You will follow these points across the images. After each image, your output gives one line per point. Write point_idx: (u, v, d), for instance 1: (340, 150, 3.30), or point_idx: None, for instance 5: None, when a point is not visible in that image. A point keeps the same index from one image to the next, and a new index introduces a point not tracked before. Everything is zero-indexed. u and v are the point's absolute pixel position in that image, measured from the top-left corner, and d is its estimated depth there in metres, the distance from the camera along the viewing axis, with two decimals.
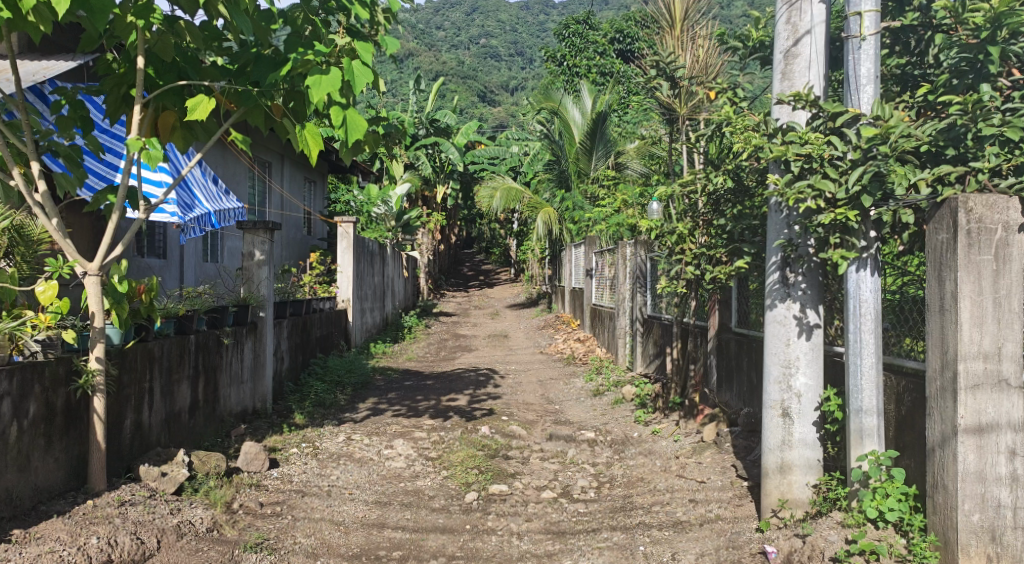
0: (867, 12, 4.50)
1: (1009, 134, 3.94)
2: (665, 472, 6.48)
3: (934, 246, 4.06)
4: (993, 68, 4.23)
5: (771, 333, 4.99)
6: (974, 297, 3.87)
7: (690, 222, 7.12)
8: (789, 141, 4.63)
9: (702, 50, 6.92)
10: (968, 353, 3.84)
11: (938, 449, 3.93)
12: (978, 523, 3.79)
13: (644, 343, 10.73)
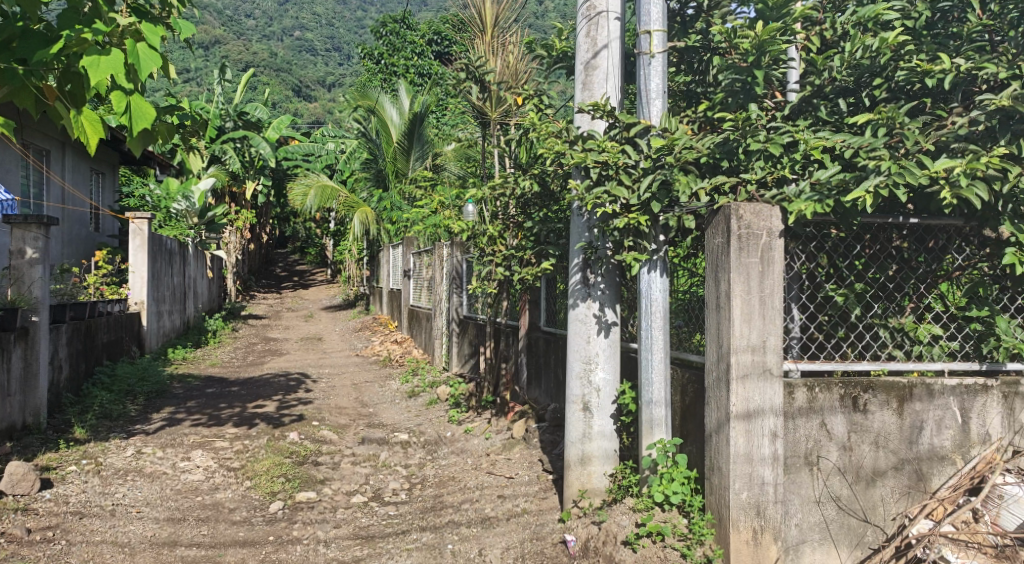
0: (655, 32, 4.83)
1: (772, 149, 4.42)
2: (475, 470, 6.59)
3: (712, 249, 4.45)
4: (759, 89, 4.69)
5: (574, 331, 5.23)
6: (744, 296, 4.27)
7: (500, 224, 7.28)
8: (587, 149, 4.86)
9: (512, 56, 7.08)
10: (738, 346, 4.24)
11: (715, 434, 4.32)
12: (745, 499, 4.19)
13: (460, 343, 10.84)
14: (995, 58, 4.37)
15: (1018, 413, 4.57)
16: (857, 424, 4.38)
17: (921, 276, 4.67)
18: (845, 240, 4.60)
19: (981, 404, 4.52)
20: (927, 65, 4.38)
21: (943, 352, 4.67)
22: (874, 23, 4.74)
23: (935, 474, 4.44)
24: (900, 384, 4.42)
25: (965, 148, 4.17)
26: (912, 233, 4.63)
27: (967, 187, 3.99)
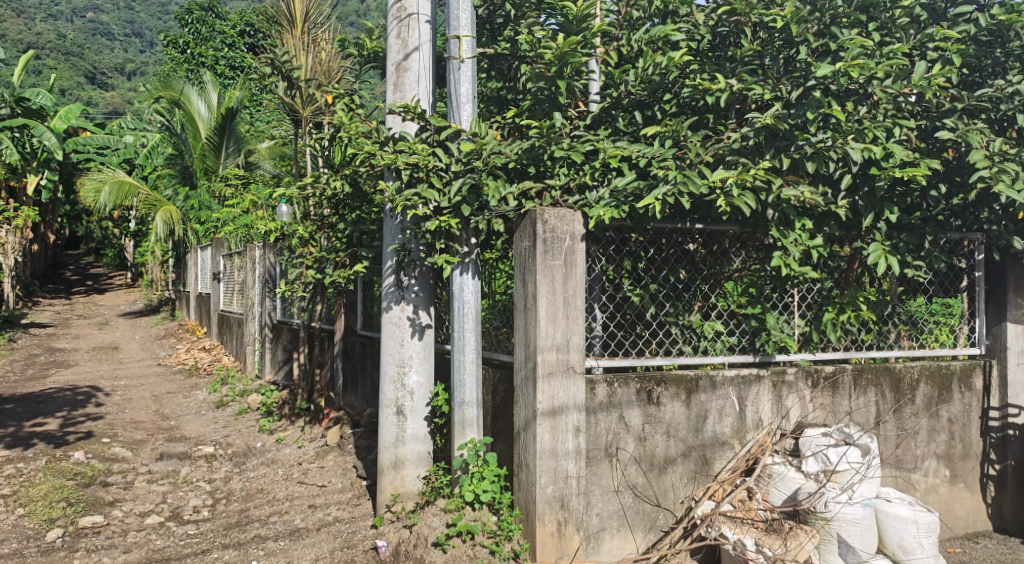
0: (464, 37, 4.90)
1: (574, 156, 4.65)
2: (285, 481, 6.36)
3: (520, 252, 4.58)
4: (562, 98, 4.88)
5: (387, 334, 5.18)
6: (549, 296, 4.43)
7: (312, 225, 7.08)
8: (398, 150, 4.81)
9: (324, 53, 6.93)
10: (544, 345, 4.40)
11: (523, 432, 4.45)
12: (550, 493, 4.35)
13: (274, 349, 10.43)
14: (763, 81, 4.83)
15: (785, 399, 5.09)
16: (650, 416, 4.67)
17: (705, 277, 5.07)
18: (640, 243, 4.90)
19: (755, 392, 4.98)
20: (707, 84, 4.76)
21: (725, 346, 5.10)
22: (664, 42, 5.10)
23: (717, 458, 4.83)
24: (688, 377, 4.78)
25: (737, 160, 4.57)
26: (698, 237, 5.01)
27: (738, 197, 4.39)
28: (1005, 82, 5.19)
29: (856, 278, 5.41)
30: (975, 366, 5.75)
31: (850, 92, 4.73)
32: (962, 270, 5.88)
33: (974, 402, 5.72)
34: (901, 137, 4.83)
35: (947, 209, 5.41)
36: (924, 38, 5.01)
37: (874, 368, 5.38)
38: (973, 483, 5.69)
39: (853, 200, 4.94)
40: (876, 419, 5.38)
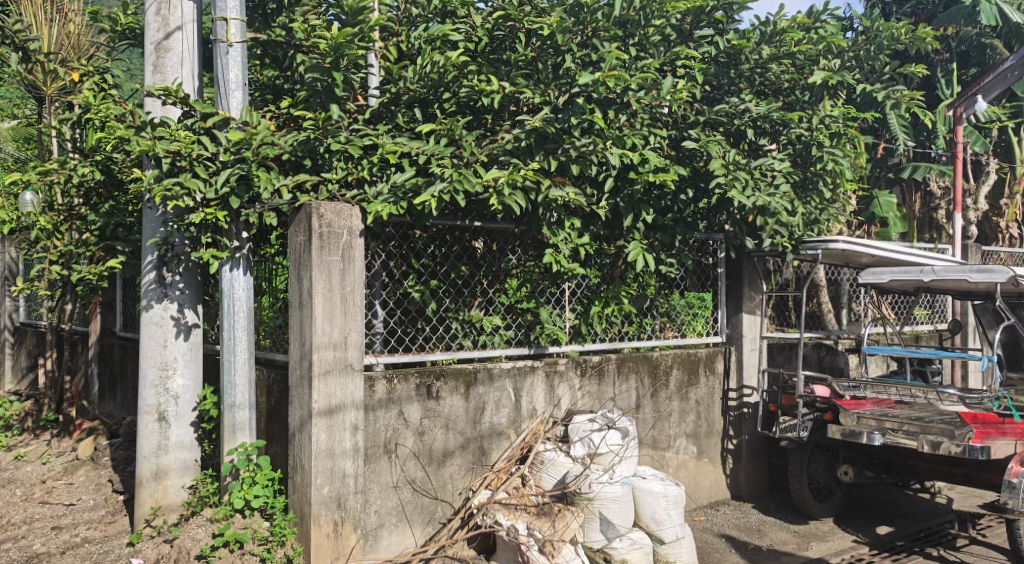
0: (233, 19, 4.62)
1: (352, 151, 4.57)
2: (22, 502, 5.68)
3: (294, 247, 4.44)
4: (338, 91, 4.77)
5: (147, 335, 4.80)
6: (325, 293, 4.33)
7: (57, 216, 6.37)
8: (157, 137, 4.44)
9: (73, 25, 6.27)
10: (320, 343, 4.30)
11: (298, 433, 4.33)
12: (326, 494, 4.26)
13: (15, 356, 9.29)
14: (534, 85, 5.04)
15: (557, 388, 5.38)
16: (430, 410, 4.73)
17: (483, 273, 5.21)
18: (421, 240, 4.94)
19: (530, 382, 5.21)
20: (482, 86, 4.88)
21: (502, 339, 5.27)
22: (443, 41, 5.16)
23: (494, 448, 5.01)
24: (466, 370, 4.89)
25: (509, 161, 4.73)
26: (475, 235, 5.15)
27: (509, 196, 4.54)
28: (739, 100, 5.84)
29: (619, 274, 5.83)
30: (717, 352, 6.42)
31: (612, 101, 5.07)
32: (707, 267, 6.52)
33: (717, 384, 6.39)
34: (655, 145, 5.27)
35: (695, 211, 5.98)
36: (672, 55, 5.50)
37: (634, 356, 5.83)
38: (715, 457, 6.35)
39: (615, 202, 5.33)
40: (637, 403, 5.83)
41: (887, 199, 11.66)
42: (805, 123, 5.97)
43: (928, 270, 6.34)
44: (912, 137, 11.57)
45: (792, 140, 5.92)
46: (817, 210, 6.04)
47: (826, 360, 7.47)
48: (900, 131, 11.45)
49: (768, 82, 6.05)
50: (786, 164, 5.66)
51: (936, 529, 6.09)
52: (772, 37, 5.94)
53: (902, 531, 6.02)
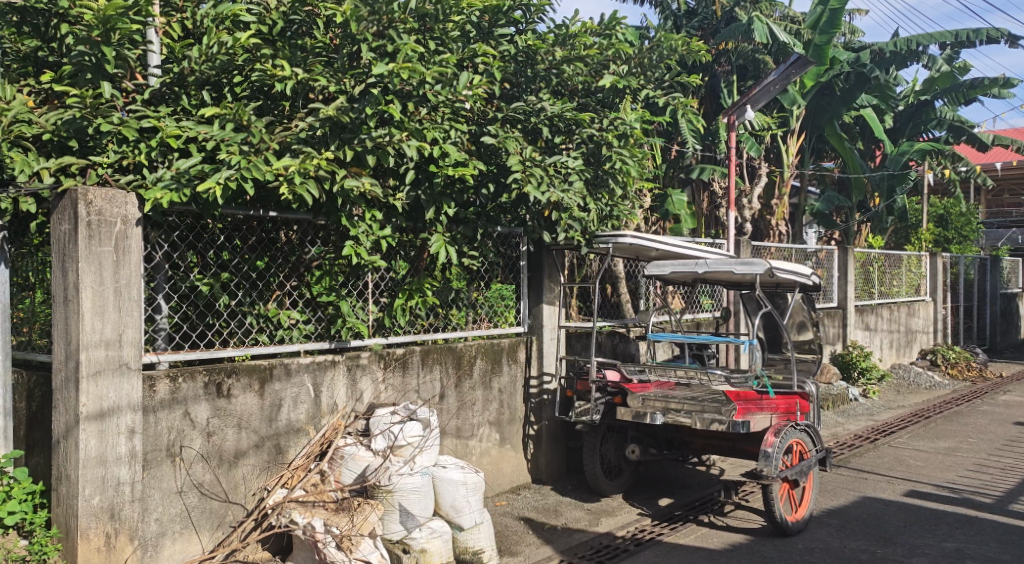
0: None
1: (125, 133, 4.23)
2: None
3: (58, 237, 4.04)
4: (110, 68, 4.36)
5: None
6: (95, 287, 3.99)
7: None
8: None
9: None
10: (88, 341, 3.96)
11: (62, 440, 3.97)
12: (97, 505, 3.94)
13: None
14: (329, 73, 4.90)
15: (359, 382, 5.31)
16: (220, 409, 4.50)
17: (280, 266, 5.01)
18: (210, 229, 4.69)
19: (330, 377, 5.11)
20: (274, 69, 4.71)
21: (301, 334, 5.13)
22: (233, 21, 4.88)
23: (291, 446, 4.86)
24: (261, 366, 4.70)
25: (302, 149, 4.57)
26: (272, 225, 4.95)
27: (301, 184, 4.40)
28: (537, 98, 6.06)
29: (424, 267, 5.85)
30: (519, 342, 6.61)
31: (409, 93, 5.05)
32: (511, 259, 6.69)
33: (518, 373, 6.58)
34: (456, 139, 5.31)
35: (496, 205, 6.12)
36: (470, 52, 5.61)
37: (438, 348, 5.87)
38: (517, 443, 6.55)
39: (416, 194, 5.31)
40: (440, 394, 5.88)
41: (677, 197, 12.60)
42: (596, 124, 6.30)
43: (702, 262, 6.89)
44: (698, 141, 12.58)
45: (585, 140, 6.20)
46: (607, 207, 6.40)
47: (619, 347, 7.91)
48: (688, 135, 12.41)
49: (564, 82, 6.32)
50: (578, 162, 5.93)
51: (709, 498, 6.69)
52: (565, 40, 6.21)
53: (680, 502, 6.56)
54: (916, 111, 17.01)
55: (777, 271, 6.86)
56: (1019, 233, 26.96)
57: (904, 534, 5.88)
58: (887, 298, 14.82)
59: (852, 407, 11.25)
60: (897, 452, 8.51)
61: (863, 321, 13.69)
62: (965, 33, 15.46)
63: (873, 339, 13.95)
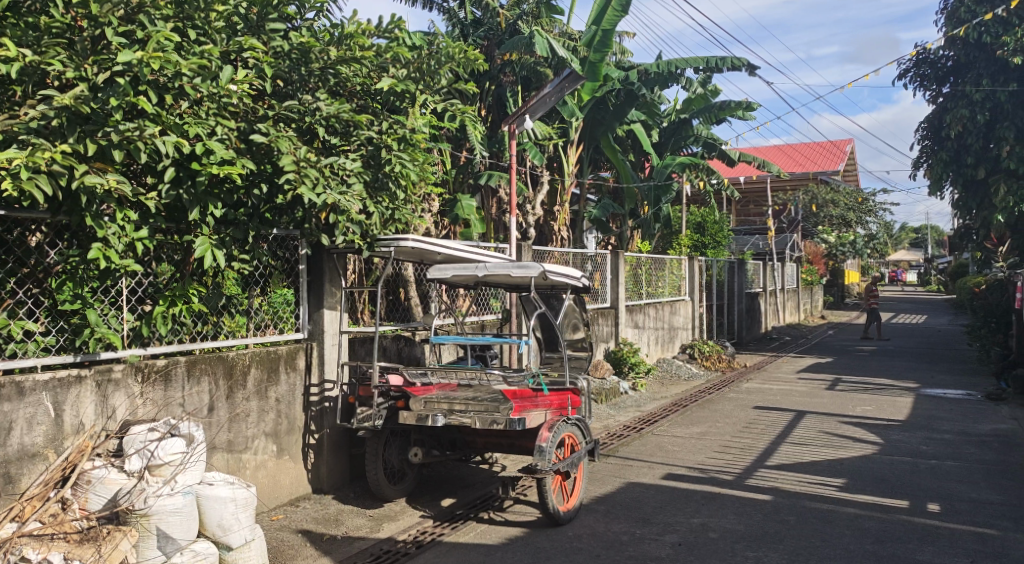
0: None
1: None
2: None
3: None
4: None
5: None
6: None
7: None
8: None
9: None
10: None
11: None
12: None
13: None
14: (67, 57, 4.42)
15: (111, 399, 4.87)
16: None
17: (11, 271, 4.51)
18: None
19: (74, 395, 4.65)
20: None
21: (38, 347, 4.62)
22: None
23: (24, 474, 4.37)
24: None
25: (31, 141, 4.13)
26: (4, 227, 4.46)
27: (28, 181, 3.97)
28: (312, 98, 5.86)
29: (191, 272, 5.48)
30: (298, 349, 6.35)
31: (166, 84, 4.68)
32: (289, 261, 6.43)
33: (298, 381, 6.33)
34: (224, 136, 5.00)
35: (270, 207, 5.85)
36: (237, 45, 5.31)
37: (207, 358, 5.52)
38: (296, 454, 6.28)
39: (178, 193, 4.91)
40: (209, 407, 5.53)
41: (467, 202, 12.78)
42: (373, 127, 6.22)
43: (481, 265, 7.03)
44: (485, 148, 12.88)
45: (363, 142, 6.09)
46: (387, 210, 6.31)
47: (404, 350, 7.85)
48: (475, 142, 12.66)
49: (342, 83, 6.16)
50: (357, 164, 5.80)
51: (489, 495, 6.84)
52: (341, 40, 6.03)
53: (462, 501, 6.64)
54: (677, 128, 18.52)
55: (550, 274, 7.18)
56: (762, 239, 30.31)
57: (661, 514, 6.37)
58: (654, 298, 16.02)
59: (622, 400, 12.03)
60: (659, 440, 9.21)
61: (633, 320, 14.69)
62: (715, 60, 17.06)
63: (641, 336, 15.01)
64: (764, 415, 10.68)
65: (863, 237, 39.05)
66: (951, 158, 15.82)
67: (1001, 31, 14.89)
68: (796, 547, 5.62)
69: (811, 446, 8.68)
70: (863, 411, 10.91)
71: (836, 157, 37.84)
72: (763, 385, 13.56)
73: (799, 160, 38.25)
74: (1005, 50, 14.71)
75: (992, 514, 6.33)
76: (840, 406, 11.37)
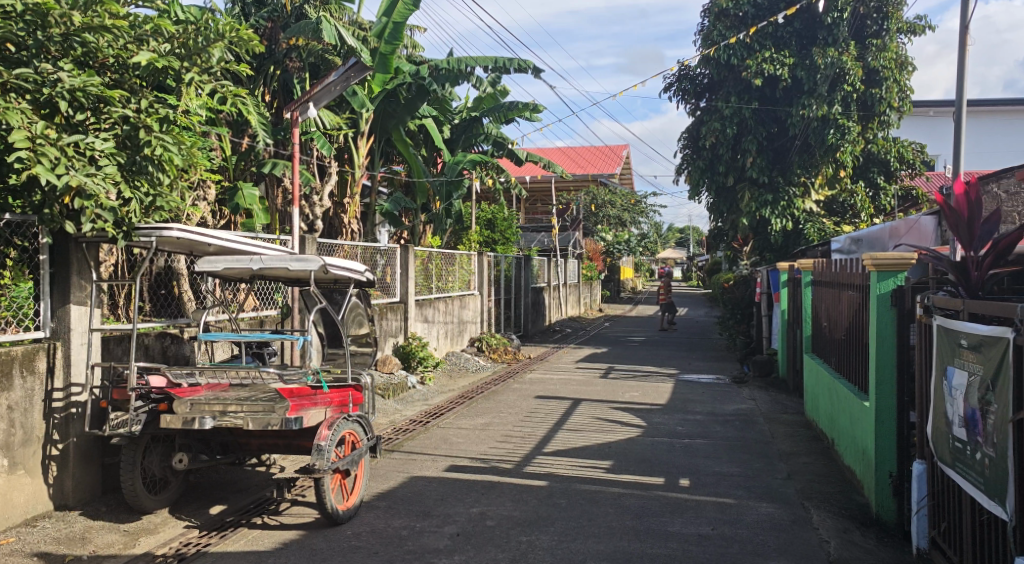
0: None
1: None
2: None
3: None
4: None
5: None
6: None
7: None
8: None
9: None
10: None
11: None
12: None
13: None
14: None
15: None
16: None
17: None
18: None
19: None
20: None
21: None
22: None
23: None
24: None
25: None
26: None
27: None
28: (53, 68, 5.25)
29: None
30: (38, 349, 5.67)
31: None
32: (28, 251, 5.75)
33: (37, 386, 5.65)
34: None
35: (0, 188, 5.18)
36: None
37: None
38: (34, 467, 5.62)
39: None
40: None
41: (249, 191, 12.11)
42: (130, 105, 5.64)
43: (257, 259, 6.66)
44: (269, 135, 12.26)
45: (118, 121, 5.51)
46: (147, 196, 5.72)
47: (171, 349, 7.27)
48: (259, 128, 11.99)
49: (91, 53, 5.57)
50: (107, 144, 5.26)
51: (263, 500, 6.50)
52: (88, 5, 5.43)
53: (234, 507, 6.28)
54: (468, 125, 18.67)
55: (331, 268, 6.94)
56: (547, 236, 31.56)
57: (440, 506, 6.41)
58: (443, 292, 16.10)
59: (410, 394, 11.99)
60: (443, 433, 9.28)
61: (422, 314, 14.68)
62: (502, 60, 17.44)
63: (430, 331, 15.05)
64: (544, 404, 11.10)
65: (637, 235, 41.88)
66: (707, 166, 17.33)
67: (746, 55, 16.50)
68: (565, 528, 5.88)
69: (584, 432, 9.15)
70: (631, 397, 11.68)
71: (613, 161, 40.23)
72: (545, 376, 14.10)
73: (581, 162, 40.22)
74: (749, 72, 16.32)
75: (733, 485, 7.01)
76: (612, 393, 12.08)
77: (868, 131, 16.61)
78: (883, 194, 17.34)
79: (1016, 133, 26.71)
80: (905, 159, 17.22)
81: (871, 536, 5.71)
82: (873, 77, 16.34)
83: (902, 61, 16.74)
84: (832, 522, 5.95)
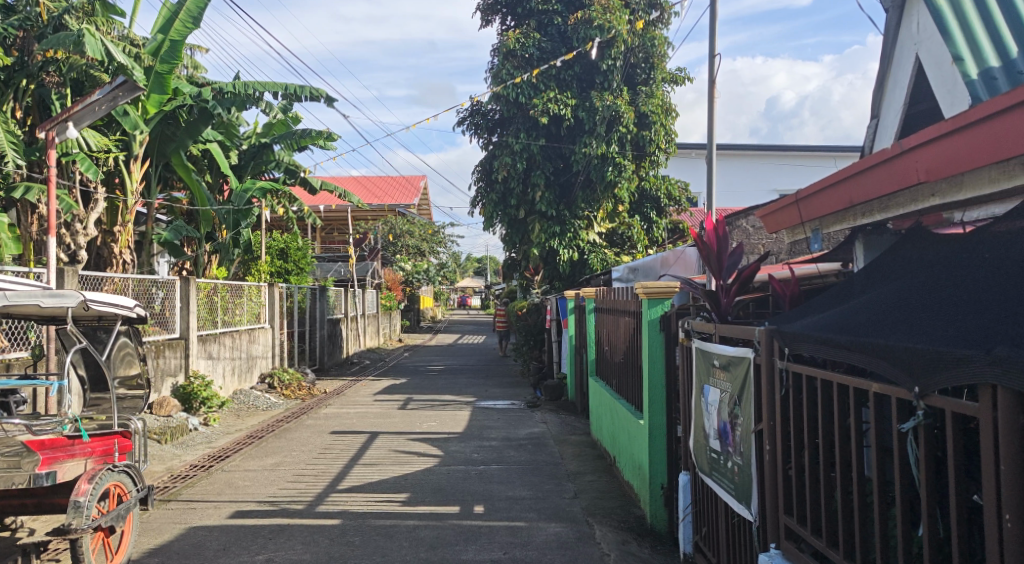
0: None
1: None
2: None
3: None
4: None
5: None
6: None
7: None
8: None
9: None
10: None
11: None
12: None
13: None
14: None
15: None
16: None
17: None
18: None
19: None
20: None
21: None
22: None
23: None
24: None
25: None
26: None
27: None
28: None
29: None
30: None
31: None
32: None
33: None
34: None
35: None
36: None
37: None
38: None
39: None
40: None
41: None
42: None
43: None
44: (20, 155, 11.01)
45: None
46: None
47: None
48: (6, 148, 10.76)
49: None
50: None
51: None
52: None
53: None
54: (257, 152, 17.90)
55: (93, 304, 6.27)
56: (343, 266, 30.99)
57: (223, 557, 6.00)
58: (230, 326, 15.21)
59: (191, 437, 11.16)
60: (228, 476, 8.72)
61: (205, 350, 13.77)
62: (293, 87, 17.00)
63: (215, 367, 14.15)
64: (338, 440, 10.78)
65: (435, 265, 42.13)
66: (499, 199, 17.85)
67: (533, 94, 17.28)
68: None
69: (379, 466, 8.99)
70: (428, 427, 11.65)
71: (411, 193, 40.42)
72: (340, 410, 13.71)
73: (378, 194, 40.01)
74: (536, 110, 17.10)
75: (523, 508, 7.16)
76: (409, 424, 11.98)
77: (640, 169, 17.87)
78: (656, 227, 18.74)
79: (764, 173, 30.01)
80: (673, 196, 18.74)
81: (646, 546, 6.07)
82: (644, 121, 17.65)
83: (667, 107, 18.29)
84: (612, 535, 6.25)
